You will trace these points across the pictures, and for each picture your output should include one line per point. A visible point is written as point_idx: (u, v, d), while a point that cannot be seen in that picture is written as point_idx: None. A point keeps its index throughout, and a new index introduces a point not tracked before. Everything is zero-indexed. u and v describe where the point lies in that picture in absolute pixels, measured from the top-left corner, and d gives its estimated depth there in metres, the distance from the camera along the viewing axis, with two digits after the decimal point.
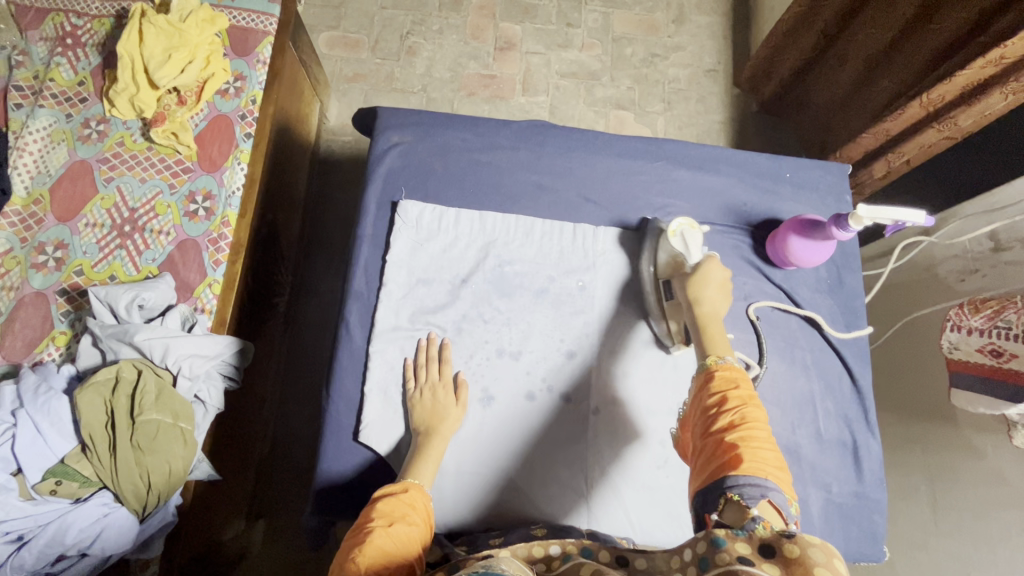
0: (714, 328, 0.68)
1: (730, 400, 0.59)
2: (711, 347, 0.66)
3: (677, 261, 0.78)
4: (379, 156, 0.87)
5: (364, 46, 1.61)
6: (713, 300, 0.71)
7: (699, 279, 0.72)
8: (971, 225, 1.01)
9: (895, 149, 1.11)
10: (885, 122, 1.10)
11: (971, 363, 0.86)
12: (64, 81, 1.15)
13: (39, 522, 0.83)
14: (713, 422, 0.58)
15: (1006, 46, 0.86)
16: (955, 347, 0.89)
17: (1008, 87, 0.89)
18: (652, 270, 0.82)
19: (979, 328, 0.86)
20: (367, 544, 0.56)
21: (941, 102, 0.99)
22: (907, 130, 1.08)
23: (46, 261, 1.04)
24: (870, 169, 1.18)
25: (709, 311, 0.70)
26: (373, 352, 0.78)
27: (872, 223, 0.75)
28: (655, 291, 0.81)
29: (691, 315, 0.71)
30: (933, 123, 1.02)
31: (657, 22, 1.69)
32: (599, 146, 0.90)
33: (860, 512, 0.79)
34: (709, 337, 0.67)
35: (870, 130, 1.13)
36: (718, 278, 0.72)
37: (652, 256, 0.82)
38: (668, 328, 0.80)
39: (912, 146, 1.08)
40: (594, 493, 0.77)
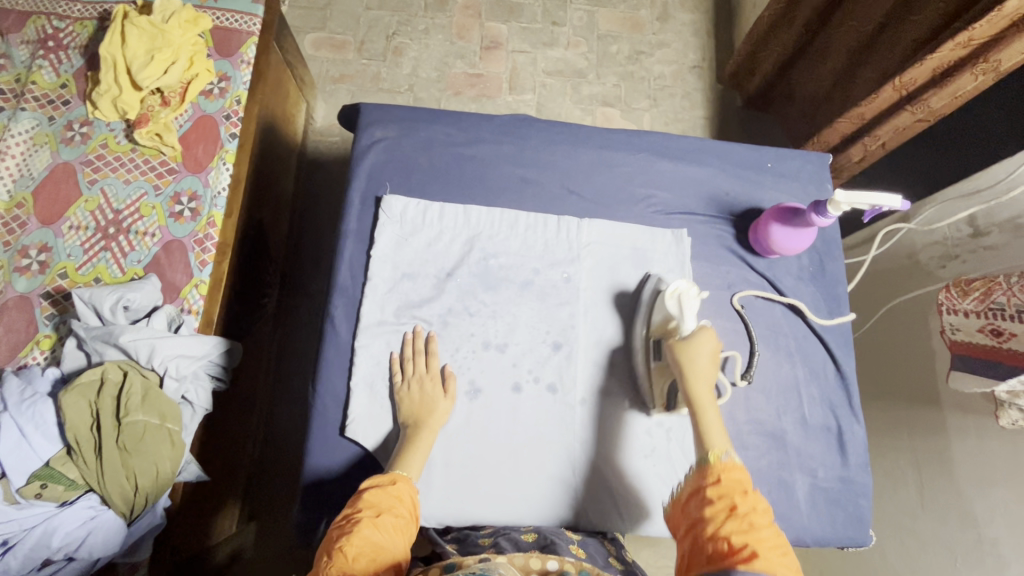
0: (710, 416, 0.69)
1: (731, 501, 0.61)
2: (711, 440, 0.67)
3: (670, 325, 0.77)
4: (362, 152, 0.87)
5: (350, 47, 1.62)
6: (705, 377, 0.71)
7: (692, 352, 0.71)
8: (949, 210, 1.02)
9: (871, 133, 1.11)
10: (859, 107, 1.11)
11: (971, 345, 0.86)
12: (46, 84, 1.15)
13: (24, 526, 0.81)
14: (720, 516, 0.60)
15: (975, 28, 0.87)
16: (955, 330, 0.89)
17: (978, 67, 0.91)
18: (643, 329, 0.80)
19: (972, 310, 0.86)
20: (354, 535, 0.56)
21: (914, 85, 1.00)
22: (881, 114, 1.09)
23: (29, 265, 1.04)
24: (847, 154, 1.18)
25: (702, 387, 0.70)
26: (359, 347, 0.78)
27: (850, 208, 0.76)
28: (644, 353, 0.79)
29: (685, 390, 0.70)
30: (907, 106, 1.03)
31: (641, 19, 1.70)
32: (582, 139, 0.91)
33: (846, 496, 0.79)
34: (706, 427, 0.68)
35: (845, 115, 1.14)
36: (709, 351, 0.72)
37: (647, 312, 0.80)
38: (652, 395, 0.78)
39: (887, 130, 1.09)
40: (580, 481, 0.77)
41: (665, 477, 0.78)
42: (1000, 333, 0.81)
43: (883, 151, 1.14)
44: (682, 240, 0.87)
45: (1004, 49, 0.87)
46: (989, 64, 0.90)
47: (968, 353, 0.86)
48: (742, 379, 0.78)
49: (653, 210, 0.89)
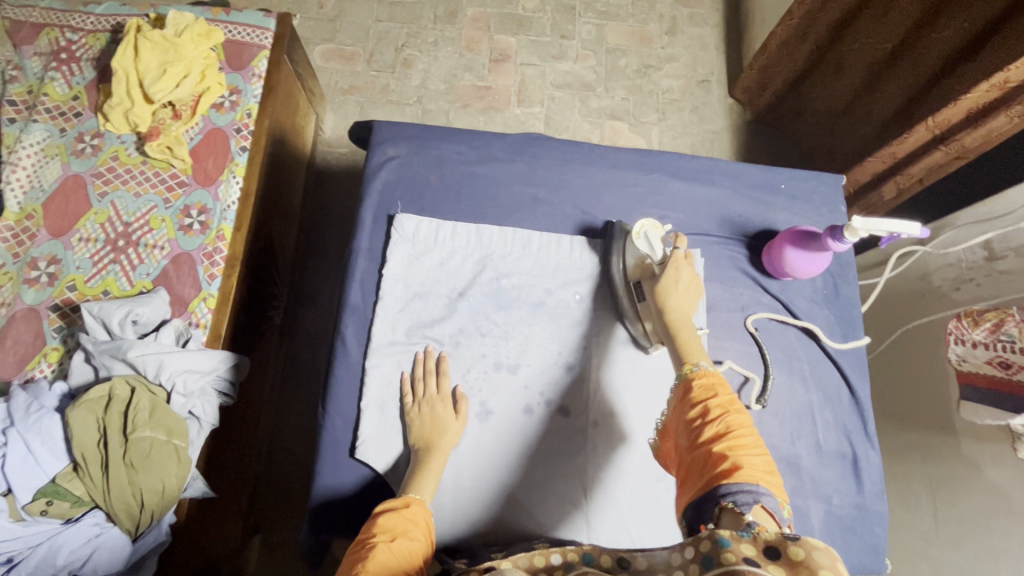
0: (687, 334, 0.69)
1: (713, 410, 0.60)
2: (688, 352, 0.67)
3: (646, 264, 0.79)
4: (375, 169, 0.87)
5: (359, 58, 1.62)
6: (679, 304, 0.72)
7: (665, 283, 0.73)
8: (965, 236, 1.01)
9: (904, 171, 1.13)
10: (891, 146, 1.13)
11: (979, 375, 0.87)
12: (59, 95, 1.15)
13: (29, 543, 0.81)
14: (699, 432, 0.59)
15: (1008, 70, 0.88)
16: (963, 360, 0.90)
17: (1013, 110, 0.92)
18: (622, 273, 0.81)
19: (982, 341, 0.87)
20: (370, 561, 0.55)
21: (947, 125, 1.02)
22: (915, 152, 1.10)
23: (38, 277, 1.03)
24: (881, 190, 1.20)
25: (679, 316, 0.71)
26: (369, 367, 0.77)
27: (867, 235, 0.75)
28: (628, 294, 0.80)
29: (664, 319, 0.71)
30: (940, 145, 1.04)
31: (649, 33, 1.71)
32: (594, 159, 0.91)
33: (862, 525, 0.78)
34: (685, 343, 0.68)
35: (876, 153, 1.16)
36: (684, 279, 0.73)
37: (621, 255, 0.82)
38: (643, 329, 0.80)
39: (921, 167, 1.10)
40: (593, 506, 0.76)
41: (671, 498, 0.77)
42: (1008, 364, 0.81)
43: (919, 186, 1.15)
44: (695, 260, 0.86)
45: None
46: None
47: (979, 383, 0.86)
48: (758, 402, 0.80)
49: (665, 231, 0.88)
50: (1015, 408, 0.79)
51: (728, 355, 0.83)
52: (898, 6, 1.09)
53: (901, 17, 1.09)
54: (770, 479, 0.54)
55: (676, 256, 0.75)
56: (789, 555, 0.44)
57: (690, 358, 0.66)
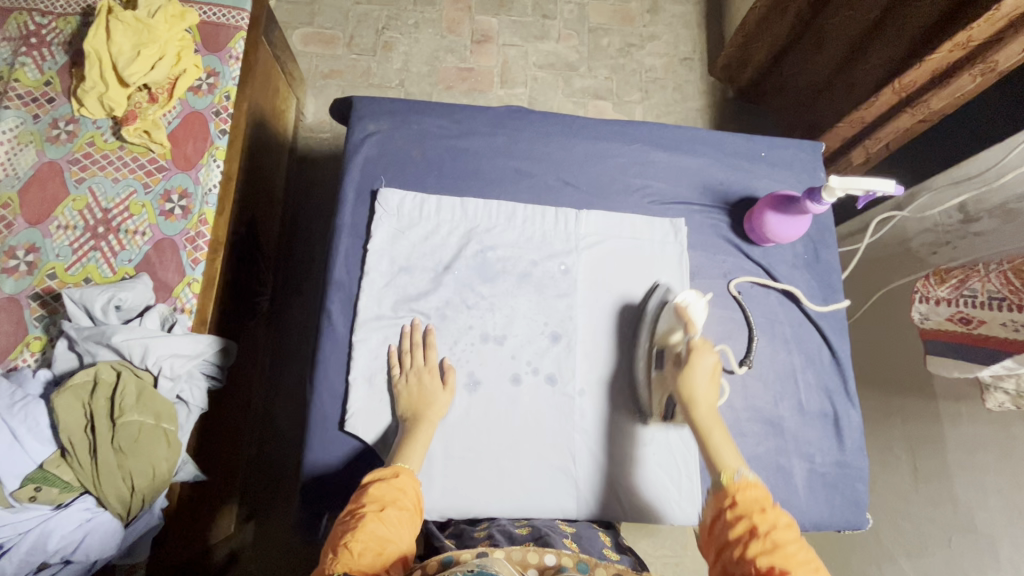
0: (719, 436, 0.68)
1: (759, 527, 0.58)
2: (720, 461, 0.66)
3: (672, 335, 0.77)
4: (356, 145, 0.86)
5: (340, 42, 1.60)
6: (707, 399, 0.71)
7: (691, 378, 0.71)
8: (940, 199, 1.02)
9: (873, 135, 1.14)
10: (860, 111, 1.14)
11: (943, 331, 0.88)
12: (30, 81, 1.13)
13: (19, 530, 0.80)
14: (747, 551, 0.57)
15: (971, 28, 0.89)
16: (926, 318, 0.91)
17: (977, 69, 0.92)
18: (647, 340, 0.80)
19: (946, 298, 0.88)
20: (359, 530, 0.56)
21: (914, 86, 1.02)
22: (881, 117, 1.11)
23: (17, 266, 1.02)
24: (849, 156, 1.21)
25: (705, 403, 0.70)
26: (357, 341, 0.78)
27: (844, 194, 0.75)
28: (646, 362, 0.79)
29: (689, 415, 0.70)
30: (907, 108, 1.05)
31: (632, 12, 1.70)
32: (576, 130, 0.91)
33: (844, 481, 0.80)
34: (716, 449, 0.68)
35: (845, 119, 1.17)
36: (709, 365, 0.71)
37: (650, 325, 0.80)
38: (652, 399, 0.79)
39: (888, 133, 1.11)
40: (581, 473, 0.78)
41: (660, 463, 0.79)
42: (970, 320, 0.84)
43: (886, 152, 1.16)
44: (679, 229, 0.87)
45: (1002, 49, 0.88)
46: (987, 65, 0.91)
47: (940, 339, 0.88)
48: (742, 364, 0.80)
49: (648, 201, 0.89)
50: (982, 360, 0.81)
51: (711, 321, 0.85)
52: None
53: None
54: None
55: (698, 342, 0.73)
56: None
57: (727, 466, 0.65)
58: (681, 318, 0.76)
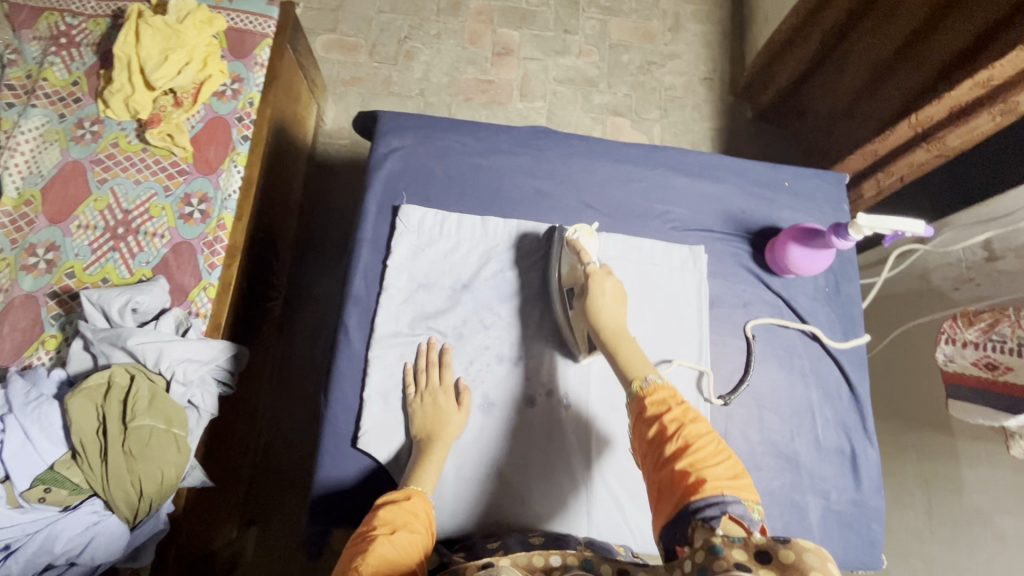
0: (628, 349, 0.68)
1: (669, 425, 0.58)
2: (632, 369, 0.66)
3: (575, 266, 0.77)
4: (379, 159, 0.87)
5: (361, 50, 1.61)
6: (612, 316, 0.71)
7: (593, 303, 0.71)
8: (964, 235, 1.01)
9: (885, 169, 1.11)
10: (874, 143, 1.11)
11: (965, 376, 0.87)
12: (58, 81, 1.14)
13: (27, 530, 0.81)
14: (661, 451, 0.57)
15: (993, 67, 0.87)
16: (950, 360, 0.90)
17: (997, 108, 0.90)
18: (557, 280, 0.80)
19: (974, 341, 0.86)
20: (369, 553, 0.55)
21: (930, 122, 1.00)
22: (896, 151, 1.08)
23: (36, 263, 1.02)
24: (860, 189, 1.17)
25: (612, 325, 0.71)
26: (373, 357, 0.77)
27: (872, 232, 0.75)
28: (560, 301, 0.79)
29: (599, 338, 0.70)
30: (923, 143, 1.02)
31: (653, 30, 1.71)
32: (600, 153, 0.90)
33: (859, 520, 0.79)
34: (626, 360, 0.67)
35: (858, 150, 1.14)
36: (609, 289, 0.72)
37: (557, 263, 0.81)
38: (574, 339, 0.79)
39: (901, 167, 1.08)
40: (593, 500, 0.76)
41: None
42: (996, 365, 0.82)
43: (898, 187, 1.12)
44: (699, 256, 0.86)
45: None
46: (1008, 105, 0.88)
47: (966, 384, 0.87)
48: (720, 398, 0.80)
49: (670, 226, 0.89)
50: (1005, 408, 0.79)
51: (728, 352, 0.84)
52: (902, 7, 1.09)
53: (908, 19, 1.08)
54: (736, 486, 0.53)
55: (593, 268, 0.74)
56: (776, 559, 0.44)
57: (636, 374, 0.64)
58: (576, 253, 0.77)
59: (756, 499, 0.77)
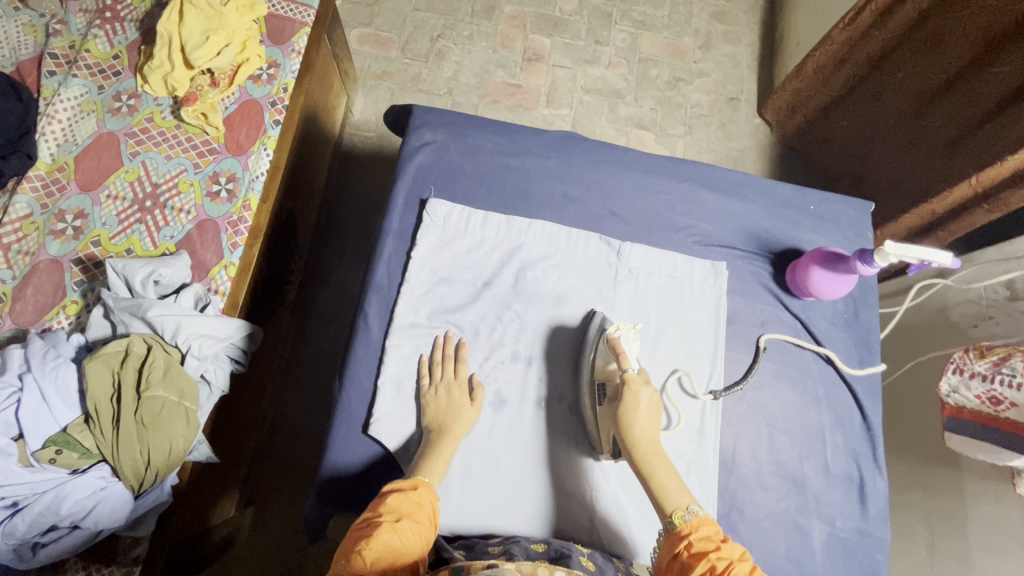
0: (663, 473, 0.66)
1: (718, 564, 0.57)
2: (670, 501, 0.64)
3: (610, 368, 0.75)
4: (411, 153, 0.88)
5: (394, 45, 1.63)
6: (649, 435, 0.68)
7: (630, 416, 0.68)
8: (986, 272, 1.00)
9: (944, 227, 1.17)
10: (930, 203, 1.18)
11: (967, 410, 0.87)
12: (99, 53, 1.16)
13: (36, 489, 0.81)
14: None
15: None
16: (953, 391, 0.88)
17: None
18: (589, 372, 0.77)
19: (981, 373, 0.84)
20: (373, 539, 0.56)
21: (991, 183, 1.04)
22: (953, 210, 1.14)
23: (64, 229, 1.04)
24: (920, 243, 1.24)
25: (645, 443, 0.68)
26: (389, 347, 0.78)
27: (897, 260, 0.75)
28: (589, 397, 0.76)
29: (634, 460, 0.68)
30: (983, 204, 1.07)
31: (683, 47, 1.72)
32: (628, 162, 0.91)
33: (863, 550, 0.78)
34: (661, 487, 0.65)
35: (914, 210, 1.21)
36: (645, 401, 0.69)
37: (591, 353, 0.78)
38: (599, 440, 0.75)
39: (963, 224, 1.13)
40: (597, 505, 0.76)
41: None
42: (999, 402, 0.81)
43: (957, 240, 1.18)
44: (720, 272, 0.87)
45: None
46: None
47: (965, 417, 0.87)
48: (708, 393, 0.81)
49: (692, 240, 0.89)
50: (1008, 446, 0.80)
51: (744, 368, 0.84)
52: (948, 40, 1.09)
53: (951, 52, 1.10)
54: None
55: (631, 374, 0.71)
56: None
57: (676, 504, 0.63)
58: (613, 350, 0.74)
59: (760, 520, 0.77)
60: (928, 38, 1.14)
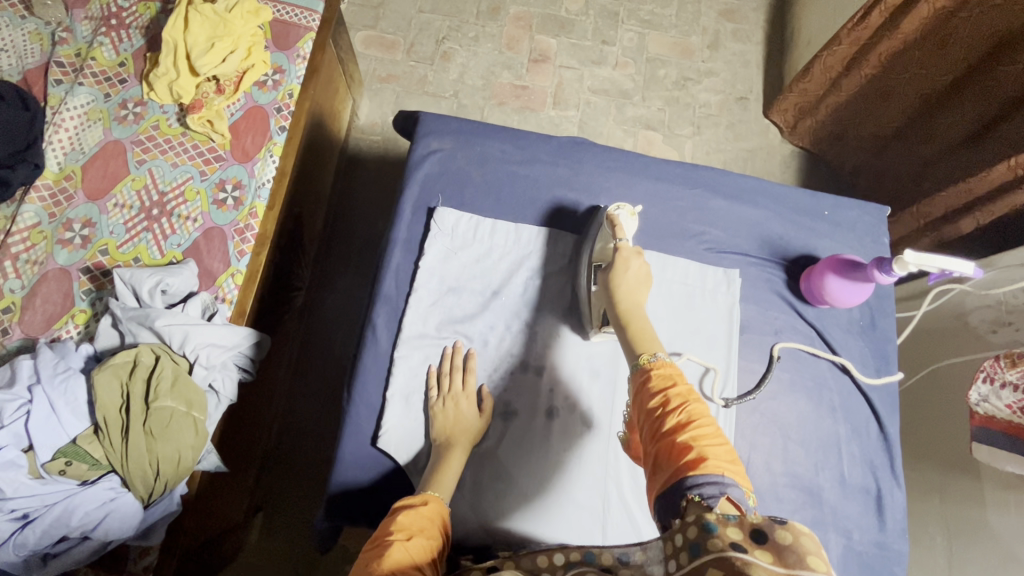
0: (639, 323, 0.66)
1: (673, 400, 0.56)
2: (642, 343, 0.64)
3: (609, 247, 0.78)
4: (418, 160, 0.87)
5: (399, 47, 1.62)
6: (632, 294, 0.70)
7: (617, 276, 0.70)
8: (1005, 278, 0.98)
9: (984, 207, 1.09)
10: (971, 180, 1.09)
11: (996, 419, 0.87)
12: (105, 61, 1.16)
13: (46, 501, 0.81)
14: (661, 423, 0.55)
15: None
16: (982, 400, 0.89)
17: None
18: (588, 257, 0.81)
19: (1013, 383, 0.84)
20: (386, 557, 0.54)
21: None
22: (995, 189, 1.06)
23: (72, 238, 1.04)
24: (958, 224, 1.16)
25: (629, 302, 0.69)
26: (398, 358, 0.77)
27: (917, 269, 0.73)
28: (586, 278, 0.80)
29: (614, 311, 0.68)
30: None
31: (691, 46, 1.69)
32: (638, 169, 0.90)
33: (881, 563, 0.77)
34: (639, 333, 0.64)
35: (953, 188, 1.13)
36: (633, 267, 0.72)
37: (592, 242, 0.81)
38: (590, 312, 0.79)
39: (1001, 206, 1.05)
40: (610, 518, 0.75)
41: None
42: None
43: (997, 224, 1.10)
44: (733, 281, 0.85)
45: None
46: None
47: (994, 426, 0.87)
48: (721, 398, 0.79)
49: (704, 248, 0.88)
50: None
51: (759, 377, 0.83)
52: (954, 40, 1.08)
53: (960, 51, 1.09)
54: (736, 468, 0.52)
55: (625, 244, 0.74)
56: (774, 540, 0.42)
57: (647, 347, 0.62)
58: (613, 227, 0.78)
59: None
60: (936, 40, 1.12)
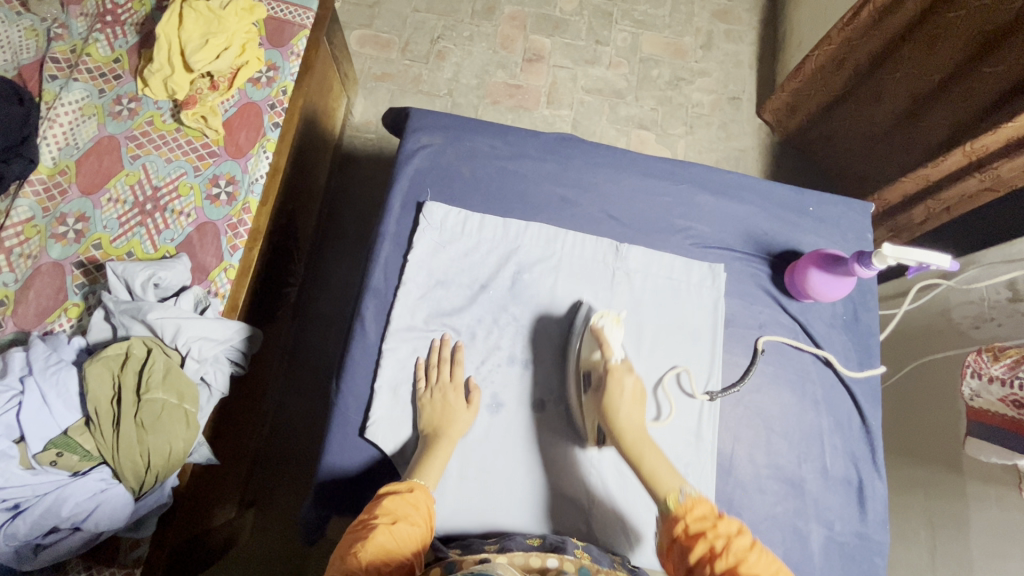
0: (652, 458, 0.69)
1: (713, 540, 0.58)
2: (663, 486, 0.66)
3: (596, 358, 0.77)
4: (408, 156, 0.88)
5: (394, 47, 1.63)
6: (632, 421, 0.72)
7: (613, 401, 0.73)
8: (988, 274, 0.99)
9: (936, 196, 1.15)
10: (926, 168, 1.15)
11: (991, 413, 0.84)
12: (100, 57, 1.17)
13: (37, 491, 0.82)
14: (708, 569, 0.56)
15: None
16: (976, 395, 0.87)
17: None
18: (575, 361, 0.79)
19: (999, 377, 0.83)
20: (369, 541, 0.56)
21: (985, 152, 1.03)
22: (948, 176, 1.12)
23: (65, 232, 1.04)
24: (910, 214, 1.23)
25: (632, 429, 0.72)
26: (386, 350, 0.78)
27: (896, 263, 0.74)
28: (575, 387, 0.78)
29: (622, 445, 0.71)
30: (976, 172, 1.06)
31: (684, 46, 1.71)
32: (626, 164, 0.91)
33: (862, 554, 0.78)
34: (653, 474, 0.68)
35: (909, 176, 1.19)
36: (628, 388, 0.74)
37: (577, 347, 0.80)
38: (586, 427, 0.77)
39: (953, 194, 1.12)
40: (593, 506, 0.76)
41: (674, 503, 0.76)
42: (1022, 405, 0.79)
43: (945, 215, 1.18)
44: (718, 274, 0.86)
45: None
46: None
47: (989, 420, 0.85)
48: (704, 393, 0.80)
49: (690, 242, 0.89)
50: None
51: (743, 369, 0.84)
52: (942, 40, 1.10)
53: (950, 51, 1.09)
54: None
55: (615, 365, 0.75)
56: None
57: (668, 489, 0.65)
58: (597, 341, 0.78)
59: (757, 523, 0.77)
60: (927, 37, 1.12)
